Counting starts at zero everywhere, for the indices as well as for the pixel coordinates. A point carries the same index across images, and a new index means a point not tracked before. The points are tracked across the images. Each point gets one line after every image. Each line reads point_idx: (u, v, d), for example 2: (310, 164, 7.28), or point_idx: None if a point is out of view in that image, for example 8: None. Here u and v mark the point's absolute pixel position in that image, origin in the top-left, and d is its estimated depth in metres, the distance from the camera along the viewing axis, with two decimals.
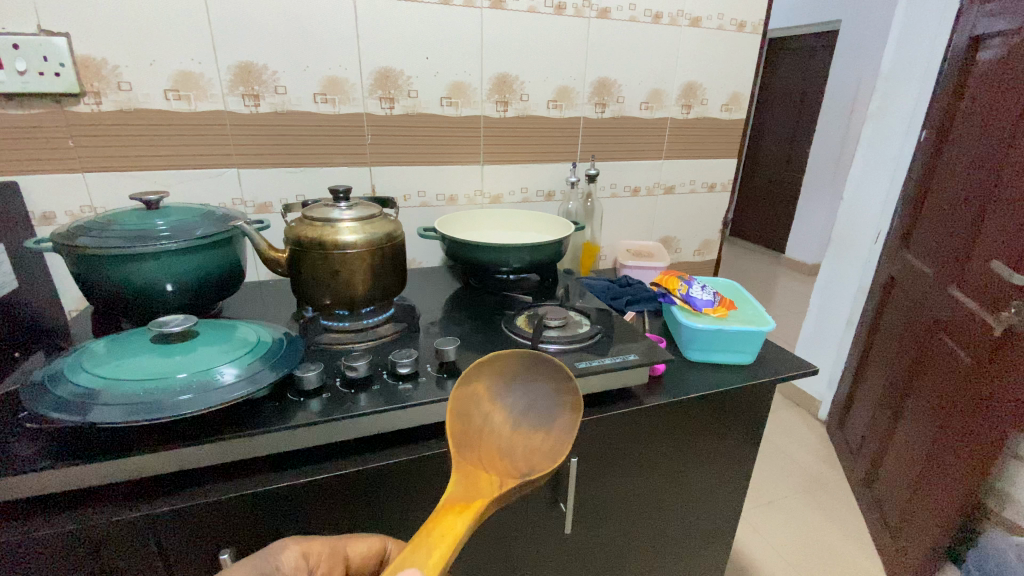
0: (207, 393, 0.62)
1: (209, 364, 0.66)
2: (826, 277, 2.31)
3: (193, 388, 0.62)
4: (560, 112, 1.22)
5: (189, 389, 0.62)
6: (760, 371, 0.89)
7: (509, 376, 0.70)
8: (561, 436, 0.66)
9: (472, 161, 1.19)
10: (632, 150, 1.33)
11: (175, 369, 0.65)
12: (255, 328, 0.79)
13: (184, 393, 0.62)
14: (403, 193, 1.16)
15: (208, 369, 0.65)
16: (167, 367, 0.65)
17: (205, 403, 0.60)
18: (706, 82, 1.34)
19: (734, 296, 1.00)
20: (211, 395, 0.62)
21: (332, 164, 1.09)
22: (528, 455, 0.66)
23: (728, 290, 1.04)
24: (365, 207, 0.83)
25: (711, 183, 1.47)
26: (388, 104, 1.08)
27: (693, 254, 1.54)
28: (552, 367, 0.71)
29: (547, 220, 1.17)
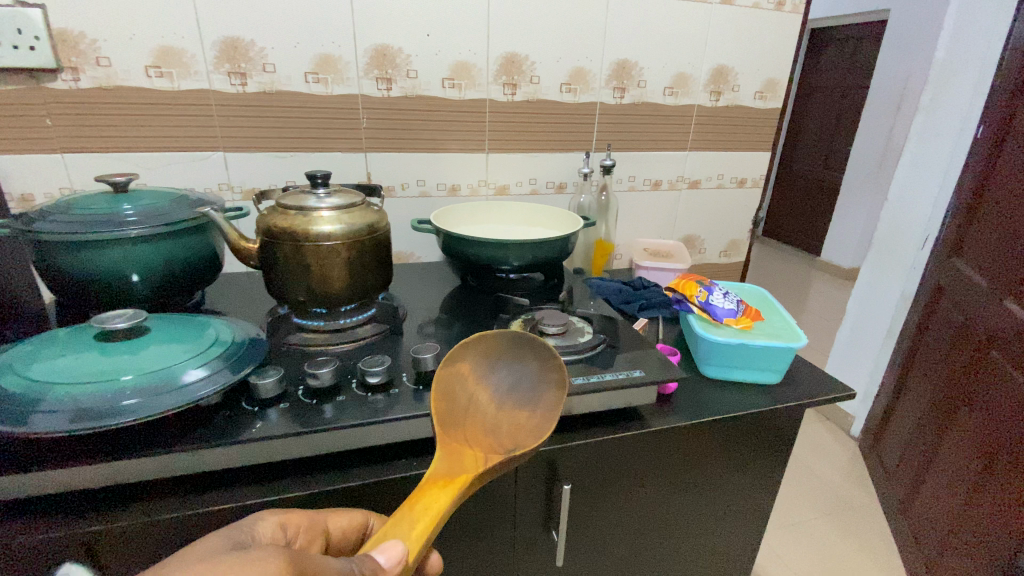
0: (164, 396, 0.56)
1: (161, 364, 0.60)
2: (865, 283, 2.14)
3: (142, 391, 0.56)
4: (574, 96, 1.11)
5: (145, 390, 0.56)
6: (784, 393, 0.78)
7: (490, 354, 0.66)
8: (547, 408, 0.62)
9: (476, 149, 1.10)
10: (653, 140, 1.22)
11: (131, 368, 0.58)
12: (220, 324, 0.72)
13: (131, 397, 0.55)
14: (401, 181, 1.08)
15: (167, 368, 0.59)
16: (120, 366, 0.58)
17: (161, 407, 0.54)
18: (737, 67, 1.22)
19: (762, 307, 0.88)
20: (167, 400, 0.56)
21: (325, 149, 1.02)
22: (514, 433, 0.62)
23: (757, 300, 0.92)
24: (346, 195, 0.76)
25: (740, 178, 1.35)
26: (386, 85, 0.99)
27: (718, 255, 1.42)
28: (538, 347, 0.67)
29: (556, 213, 1.08)
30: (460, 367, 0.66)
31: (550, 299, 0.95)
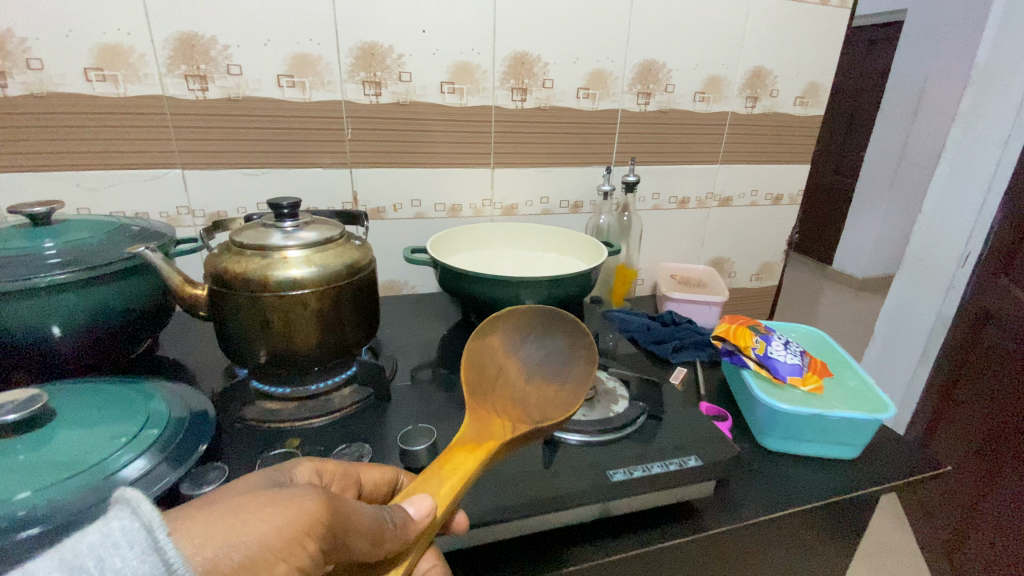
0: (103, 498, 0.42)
1: (76, 465, 0.44)
2: (897, 301, 1.98)
3: (53, 510, 0.40)
4: (592, 102, 0.96)
5: (75, 496, 0.41)
6: (858, 467, 0.63)
7: (515, 329, 0.66)
8: (583, 375, 0.62)
9: (480, 164, 0.95)
10: (681, 152, 1.07)
11: (46, 469, 0.43)
12: (145, 392, 0.57)
13: (36, 522, 0.39)
14: (393, 201, 0.93)
15: (99, 463, 0.45)
16: (27, 467, 0.43)
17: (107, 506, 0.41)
18: (775, 69, 1.07)
19: (828, 360, 0.74)
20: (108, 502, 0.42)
21: (303, 165, 0.86)
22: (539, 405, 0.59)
23: (820, 350, 0.77)
24: (319, 230, 0.60)
25: (776, 194, 1.20)
26: (375, 90, 0.84)
27: (749, 279, 1.28)
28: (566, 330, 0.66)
29: (574, 237, 0.93)
30: (485, 340, 0.64)
31: None
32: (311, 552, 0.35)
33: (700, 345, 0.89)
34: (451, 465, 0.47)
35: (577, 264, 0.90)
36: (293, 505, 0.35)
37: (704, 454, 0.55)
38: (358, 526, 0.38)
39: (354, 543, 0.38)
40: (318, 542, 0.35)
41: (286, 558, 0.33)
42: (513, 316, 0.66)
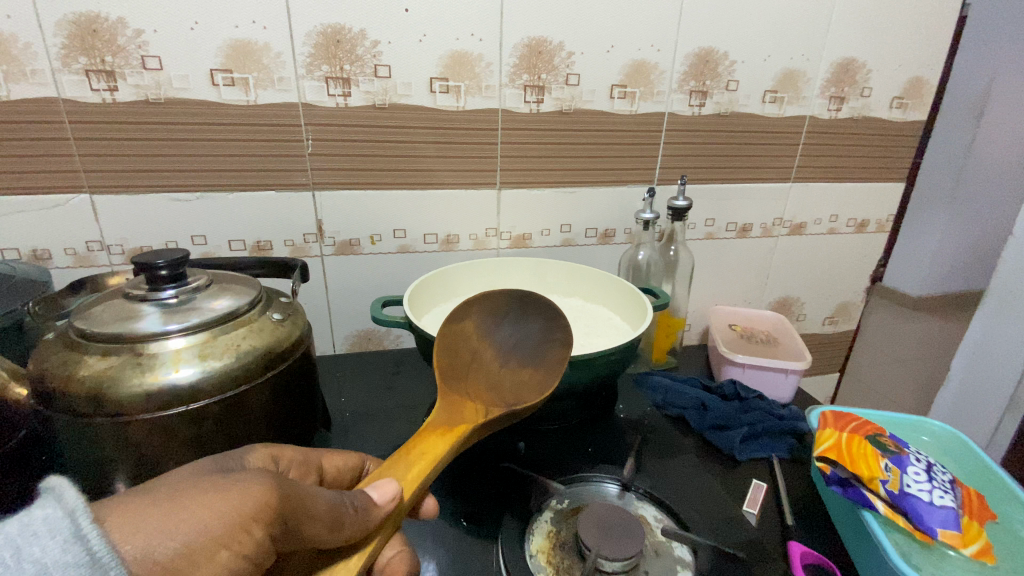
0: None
1: None
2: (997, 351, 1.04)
3: None
4: (631, 105, 0.74)
5: None
6: None
7: (488, 305, 0.55)
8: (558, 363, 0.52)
9: (483, 185, 0.73)
10: (744, 167, 0.84)
11: None
12: None
13: None
14: (371, 231, 0.72)
15: None
16: None
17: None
18: (868, 61, 0.83)
19: (983, 493, 0.50)
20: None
21: (250, 187, 0.66)
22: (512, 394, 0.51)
23: (968, 472, 0.53)
24: (214, 300, 0.40)
25: (861, 220, 0.95)
26: (342, 89, 0.63)
27: (821, 323, 1.04)
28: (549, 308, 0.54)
29: (605, 282, 0.71)
30: (459, 321, 0.54)
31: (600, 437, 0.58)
32: (258, 537, 0.31)
33: (777, 436, 0.66)
34: (420, 448, 0.42)
35: (610, 322, 0.68)
36: (235, 498, 0.31)
37: (729, 536, 0.47)
38: (315, 511, 0.33)
39: (311, 529, 0.33)
40: (268, 528, 0.32)
41: (230, 545, 0.30)
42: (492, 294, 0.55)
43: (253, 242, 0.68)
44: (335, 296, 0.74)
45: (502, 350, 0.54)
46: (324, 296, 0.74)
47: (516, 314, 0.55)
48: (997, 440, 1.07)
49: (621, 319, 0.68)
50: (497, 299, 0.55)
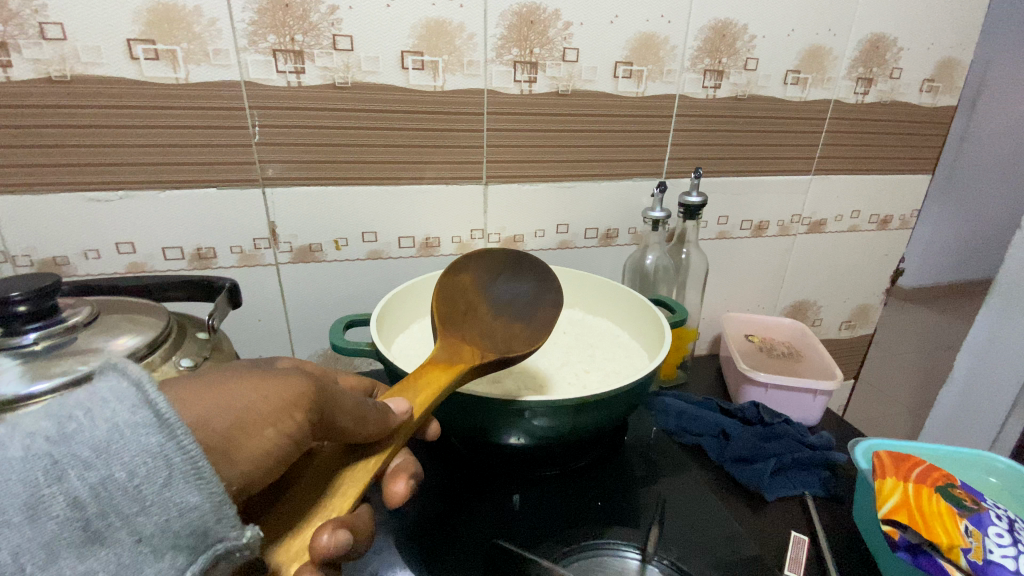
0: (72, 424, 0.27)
1: None
2: None
3: None
4: (637, 86, 0.64)
5: None
6: None
7: (480, 263, 0.53)
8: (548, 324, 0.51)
9: (467, 180, 0.63)
10: (761, 157, 0.74)
11: None
12: None
13: None
14: (335, 235, 0.61)
15: None
16: None
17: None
18: (900, 38, 0.73)
19: None
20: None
21: (186, 183, 0.55)
22: (503, 342, 0.49)
23: None
24: (110, 338, 0.34)
25: (884, 216, 0.86)
26: (294, 65, 0.53)
27: (838, 328, 0.95)
28: (543, 273, 0.54)
29: (618, 296, 0.60)
30: (453, 275, 0.52)
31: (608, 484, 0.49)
32: (301, 422, 0.30)
33: (807, 468, 0.58)
34: (428, 376, 0.41)
35: (623, 343, 0.58)
36: (279, 387, 0.30)
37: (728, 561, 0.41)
38: (343, 405, 0.33)
39: (340, 425, 0.33)
40: (309, 415, 0.31)
41: (275, 423, 0.29)
42: (491, 253, 0.54)
43: (192, 249, 0.57)
44: (295, 310, 0.64)
45: (496, 304, 0.53)
46: (283, 310, 0.63)
47: (509, 271, 0.54)
48: None
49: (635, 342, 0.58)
50: (495, 256, 0.54)
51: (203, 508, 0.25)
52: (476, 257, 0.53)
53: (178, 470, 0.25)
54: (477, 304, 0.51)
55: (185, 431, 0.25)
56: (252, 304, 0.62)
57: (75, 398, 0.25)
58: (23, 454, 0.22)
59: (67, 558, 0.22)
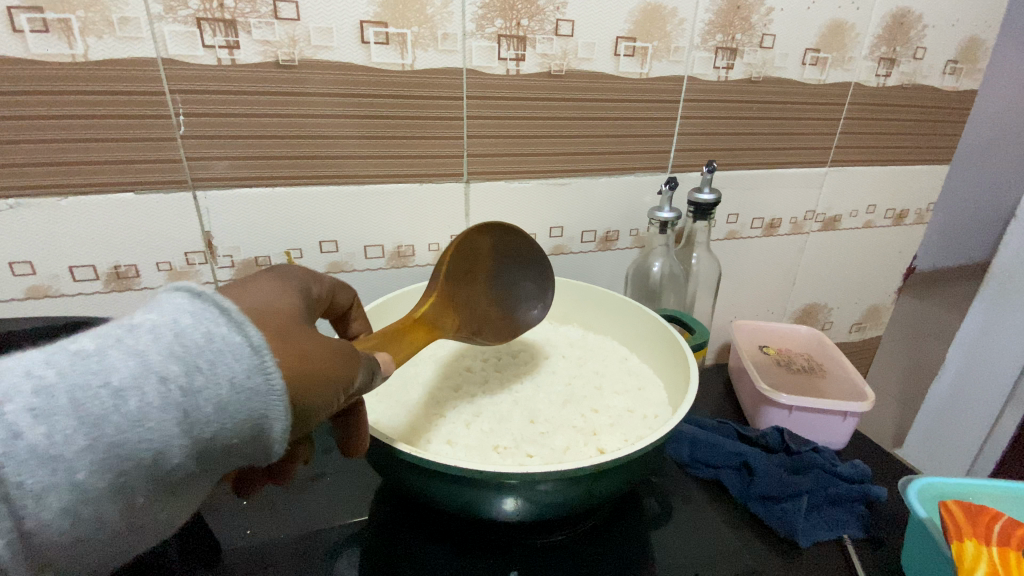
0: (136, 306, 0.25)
1: None
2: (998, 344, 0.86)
3: None
4: (639, 66, 0.55)
5: None
6: None
7: (507, 239, 0.47)
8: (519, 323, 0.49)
9: (443, 178, 0.53)
10: (775, 147, 0.66)
11: None
12: None
13: None
14: (287, 245, 0.51)
15: None
16: None
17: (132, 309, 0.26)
18: (926, 13, 0.66)
19: None
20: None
21: (95, 187, 0.44)
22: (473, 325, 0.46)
23: None
24: None
25: (900, 210, 0.80)
26: (226, 38, 0.42)
27: (849, 330, 0.89)
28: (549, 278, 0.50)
29: (624, 313, 0.53)
30: (477, 239, 0.46)
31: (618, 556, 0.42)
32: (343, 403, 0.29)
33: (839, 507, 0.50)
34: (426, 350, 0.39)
35: (635, 373, 0.50)
36: (345, 364, 0.28)
37: None
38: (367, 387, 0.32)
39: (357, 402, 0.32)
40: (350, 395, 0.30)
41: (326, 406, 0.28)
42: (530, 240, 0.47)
43: (108, 267, 0.47)
44: None
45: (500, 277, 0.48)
46: None
47: (527, 257, 0.49)
48: (997, 436, 0.90)
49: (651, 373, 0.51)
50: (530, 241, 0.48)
51: (274, 459, 0.27)
52: (513, 235, 0.47)
53: (274, 429, 0.25)
54: (482, 268, 0.47)
55: (289, 398, 0.25)
56: None
57: (191, 329, 0.23)
58: (156, 402, 0.22)
59: (163, 489, 0.24)
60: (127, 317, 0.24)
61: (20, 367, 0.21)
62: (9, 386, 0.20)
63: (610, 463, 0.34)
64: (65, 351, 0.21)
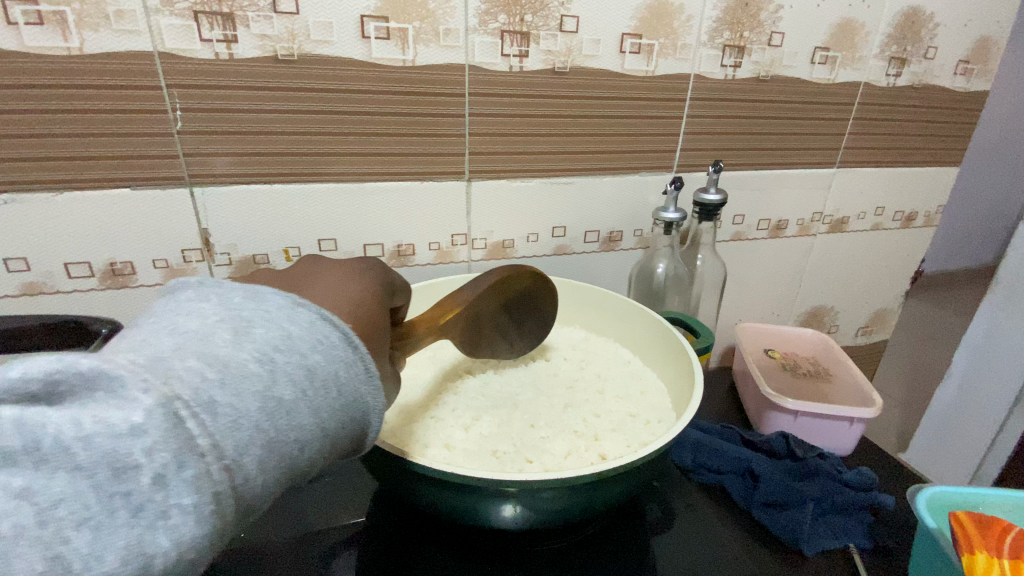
0: (288, 319, 0.26)
1: None
2: (1003, 346, 0.84)
3: None
4: (644, 64, 0.54)
5: None
6: None
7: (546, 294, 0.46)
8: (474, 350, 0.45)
9: (442, 177, 0.53)
10: (783, 147, 0.65)
11: None
12: None
13: None
14: (285, 243, 0.50)
15: None
16: None
17: (278, 315, 0.26)
18: (938, 12, 0.64)
19: None
20: (252, 295, 0.27)
21: (90, 183, 0.43)
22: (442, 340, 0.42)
23: None
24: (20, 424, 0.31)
25: (909, 213, 0.78)
26: (223, 32, 0.42)
27: (855, 334, 0.88)
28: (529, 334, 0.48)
29: (628, 315, 0.53)
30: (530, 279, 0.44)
31: (620, 565, 0.41)
32: None
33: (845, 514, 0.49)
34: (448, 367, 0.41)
35: (638, 376, 0.50)
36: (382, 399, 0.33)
37: None
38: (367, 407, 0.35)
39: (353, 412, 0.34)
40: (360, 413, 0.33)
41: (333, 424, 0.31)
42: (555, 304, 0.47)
43: (103, 265, 0.46)
44: None
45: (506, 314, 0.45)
46: None
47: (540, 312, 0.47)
48: (1003, 442, 0.88)
49: (655, 376, 0.50)
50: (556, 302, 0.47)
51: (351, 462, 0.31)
52: (546, 297, 0.46)
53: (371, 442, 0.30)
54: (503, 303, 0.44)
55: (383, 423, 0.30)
56: None
57: (348, 383, 0.27)
58: (320, 424, 0.25)
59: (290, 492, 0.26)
60: (303, 352, 0.26)
61: (246, 409, 0.22)
62: (241, 432, 0.22)
63: (611, 470, 0.33)
64: (271, 394, 0.23)
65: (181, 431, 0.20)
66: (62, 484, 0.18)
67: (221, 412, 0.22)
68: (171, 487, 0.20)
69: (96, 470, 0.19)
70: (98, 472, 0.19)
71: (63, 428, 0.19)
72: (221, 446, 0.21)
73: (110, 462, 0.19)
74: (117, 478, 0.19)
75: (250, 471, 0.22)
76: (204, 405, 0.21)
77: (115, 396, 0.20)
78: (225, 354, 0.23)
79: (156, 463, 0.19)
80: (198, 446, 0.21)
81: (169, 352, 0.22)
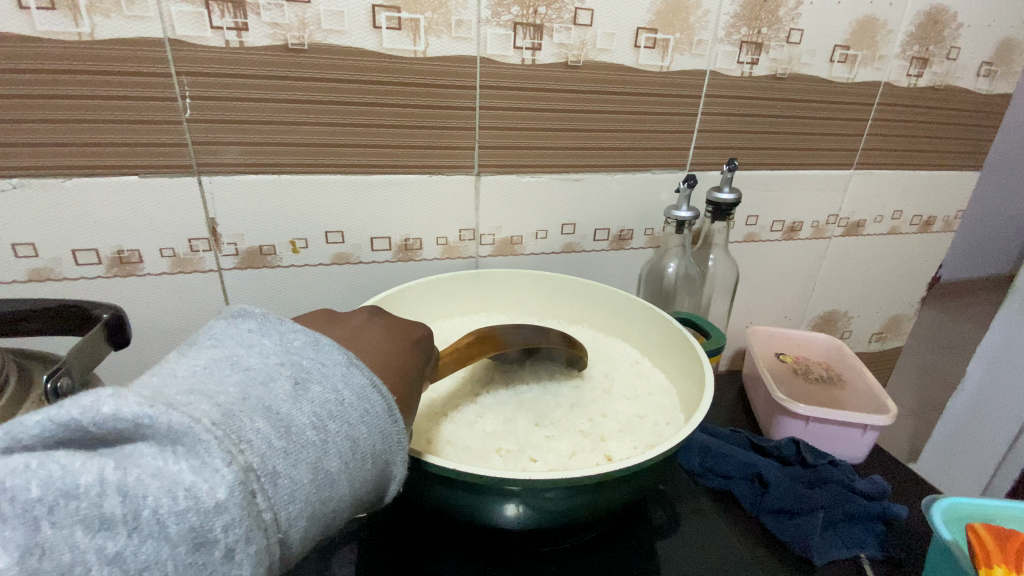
0: (341, 381, 0.27)
1: None
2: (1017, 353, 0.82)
3: None
4: (659, 59, 0.53)
5: None
6: None
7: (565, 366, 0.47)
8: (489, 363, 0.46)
9: (450, 171, 0.52)
10: (798, 148, 0.64)
11: None
12: None
13: None
14: (291, 234, 0.50)
15: None
16: None
17: (333, 374, 0.27)
18: (961, 11, 0.63)
19: None
20: (312, 346, 0.28)
21: (98, 168, 0.43)
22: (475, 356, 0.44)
23: None
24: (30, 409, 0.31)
25: (926, 217, 0.76)
26: (233, 19, 0.41)
27: (868, 341, 0.86)
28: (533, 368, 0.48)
29: (638, 315, 0.52)
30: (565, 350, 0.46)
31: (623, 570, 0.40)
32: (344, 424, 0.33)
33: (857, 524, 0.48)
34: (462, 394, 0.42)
35: (646, 376, 0.49)
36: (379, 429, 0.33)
37: None
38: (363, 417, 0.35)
39: None
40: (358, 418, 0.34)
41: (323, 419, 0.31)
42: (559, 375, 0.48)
43: (110, 252, 0.46)
44: None
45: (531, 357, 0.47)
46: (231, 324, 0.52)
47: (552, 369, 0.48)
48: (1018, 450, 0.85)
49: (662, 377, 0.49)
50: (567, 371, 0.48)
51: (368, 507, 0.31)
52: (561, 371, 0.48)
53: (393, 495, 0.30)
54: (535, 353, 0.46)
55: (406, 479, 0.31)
56: (191, 319, 0.51)
57: (384, 450, 0.27)
58: (358, 490, 0.26)
59: None
60: (352, 421, 0.26)
61: (301, 480, 0.23)
62: (296, 505, 0.22)
63: (615, 471, 0.32)
64: (323, 466, 0.24)
65: (252, 505, 0.21)
66: (148, 550, 0.19)
67: (281, 485, 0.22)
68: (236, 559, 0.20)
69: (178, 542, 0.19)
70: (181, 543, 0.19)
71: (156, 497, 0.19)
72: (279, 519, 0.22)
73: (191, 536, 0.19)
74: (196, 550, 0.19)
75: (299, 540, 0.23)
76: (268, 479, 0.22)
77: (196, 460, 0.20)
78: (286, 417, 0.24)
79: (228, 538, 0.20)
80: (262, 521, 0.21)
81: (239, 408, 0.23)
